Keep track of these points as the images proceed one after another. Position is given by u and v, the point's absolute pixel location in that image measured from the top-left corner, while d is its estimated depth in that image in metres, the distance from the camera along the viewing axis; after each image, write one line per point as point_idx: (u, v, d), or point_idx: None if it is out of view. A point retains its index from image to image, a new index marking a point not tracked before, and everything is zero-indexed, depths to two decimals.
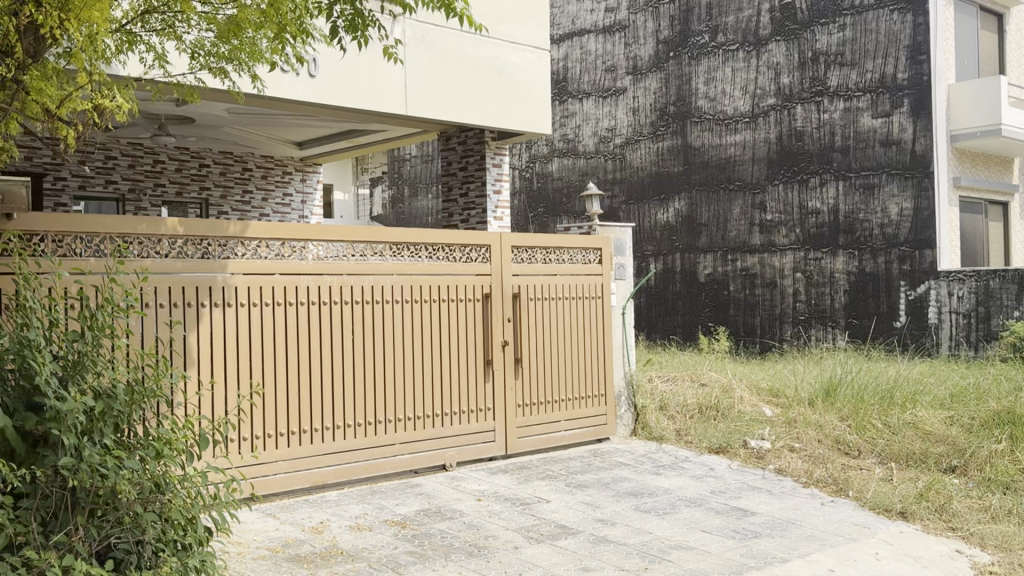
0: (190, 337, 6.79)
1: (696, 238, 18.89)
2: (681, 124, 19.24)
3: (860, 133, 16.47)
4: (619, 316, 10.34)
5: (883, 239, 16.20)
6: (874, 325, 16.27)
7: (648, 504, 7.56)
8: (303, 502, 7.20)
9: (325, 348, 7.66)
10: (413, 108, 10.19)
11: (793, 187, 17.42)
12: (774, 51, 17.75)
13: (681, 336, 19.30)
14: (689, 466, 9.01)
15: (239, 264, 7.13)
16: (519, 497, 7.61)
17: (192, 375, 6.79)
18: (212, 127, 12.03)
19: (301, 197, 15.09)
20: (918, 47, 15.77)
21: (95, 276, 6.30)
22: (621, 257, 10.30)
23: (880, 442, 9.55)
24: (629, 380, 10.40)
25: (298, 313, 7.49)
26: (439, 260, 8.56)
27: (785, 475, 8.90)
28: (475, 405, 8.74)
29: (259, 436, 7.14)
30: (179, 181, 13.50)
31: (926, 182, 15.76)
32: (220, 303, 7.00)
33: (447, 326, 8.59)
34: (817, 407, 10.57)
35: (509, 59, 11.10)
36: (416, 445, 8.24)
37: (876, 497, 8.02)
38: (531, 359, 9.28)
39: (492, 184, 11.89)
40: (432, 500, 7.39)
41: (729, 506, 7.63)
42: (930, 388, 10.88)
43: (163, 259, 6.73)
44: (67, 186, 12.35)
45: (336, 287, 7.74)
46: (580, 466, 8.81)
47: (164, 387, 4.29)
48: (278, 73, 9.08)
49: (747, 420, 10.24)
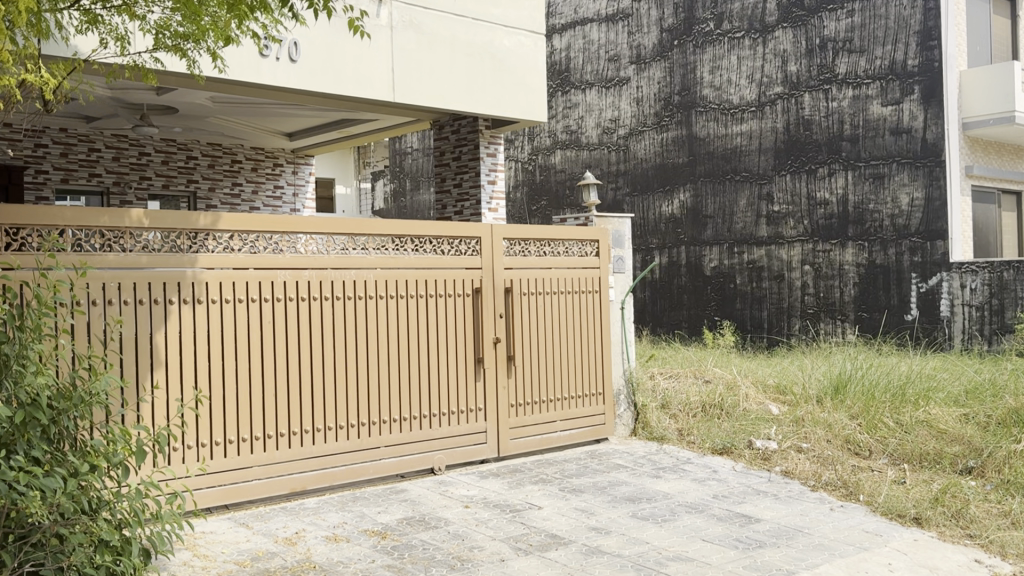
0: (157, 336, 6.42)
1: (701, 230, 18.44)
2: (685, 114, 18.76)
3: (869, 121, 15.97)
4: (617, 311, 9.90)
5: (894, 230, 15.72)
6: (885, 318, 15.80)
7: (646, 510, 7.13)
8: (280, 510, 6.82)
9: (304, 347, 7.27)
10: (400, 95, 9.78)
11: (802, 177, 16.93)
12: (781, 38, 17.25)
13: (686, 330, 18.85)
14: (691, 468, 8.58)
15: (211, 258, 6.73)
16: (509, 503, 7.19)
17: (159, 376, 6.40)
18: (196, 117, 11.61)
19: (292, 189, 14.70)
20: (929, 32, 15.22)
21: (25, 272, 5.83)
22: (619, 249, 9.89)
23: (893, 442, 9.11)
24: (629, 377, 9.99)
25: (274, 310, 7.10)
26: (427, 253, 8.14)
27: (792, 477, 8.46)
28: (466, 405, 8.34)
29: (231, 440, 6.76)
30: (165, 174, 13.10)
31: (938, 171, 15.23)
32: (190, 300, 6.62)
33: (435, 321, 8.18)
34: (825, 405, 10.12)
35: (502, 43, 10.66)
36: (402, 448, 7.83)
37: (889, 501, 7.57)
38: (524, 356, 8.86)
39: (487, 174, 11.44)
40: (417, 507, 6.98)
41: (733, 512, 7.20)
42: (942, 384, 10.44)
43: (127, 253, 6.33)
44: (49, 180, 11.95)
45: (315, 281, 7.35)
46: (576, 469, 8.39)
47: (97, 397, 4.09)
48: (257, 58, 8.67)
49: (753, 419, 9.80)
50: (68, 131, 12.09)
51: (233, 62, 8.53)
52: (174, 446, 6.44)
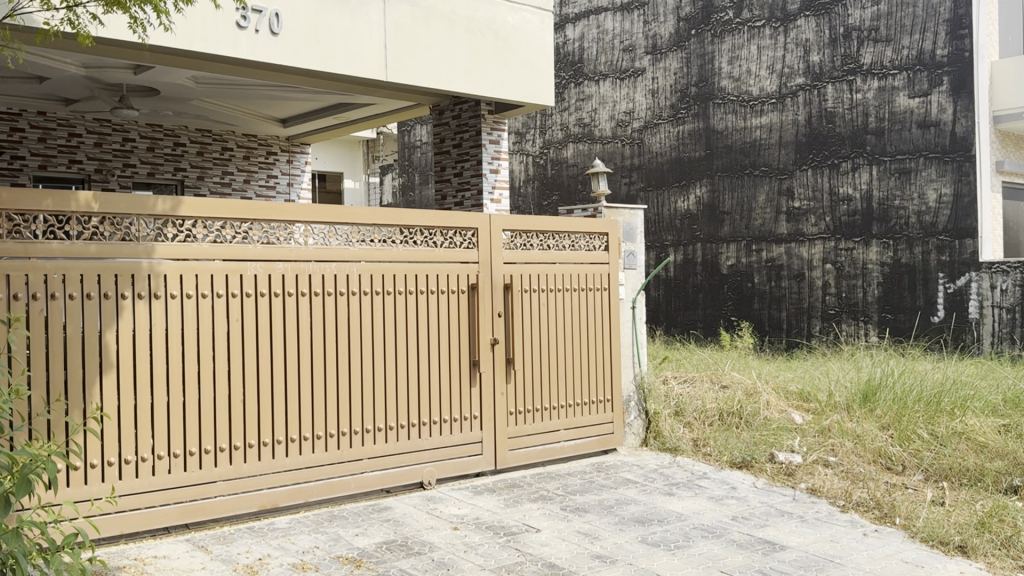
0: (108, 335, 5.75)
1: (718, 227, 17.61)
2: (702, 107, 17.91)
3: (895, 114, 15.08)
4: (628, 311, 9.14)
5: (920, 227, 14.84)
6: (911, 321, 14.93)
7: (656, 535, 6.35)
8: (245, 530, 6.13)
9: (278, 348, 6.57)
10: (394, 74, 9.04)
11: (823, 172, 16.07)
12: (803, 27, 16.41)
13: (701, 330, 18.04)
14: (707, 485, 7.81)
15: (169, 248, 6.03)
16: (504, 524, 6.43)
17: (110, 381, 5.75)
18: (181, 99, 10.91)
19: (287, 178, 14.02)
20: (959, 21, 14.36)
21: None
22: (630, 243, 9.12)
23: (928, 455, 8.27)
24: (640, 383, 9.23)
25: (244, 306, 6.40)
26: (418, 246, 7.42)
27: (819, 496, 7.65)
28: (460, 412, 7.59)
29: (191, 452, 6.09)
30: (151, 161, 12.41)
31: (967, 167, 14.36)
32: (146, 294, 5.93)
33: (425, 320, 7.44)
34: (853, 413, 9.33)
35: (506, 20, 9.94)
36: (387, 460, 7.11)
37: (929, 526, 6.75)
38: (526, 359, 8.12)
39: (489, 161, 10.67)
40: (400, 529, 6.24)
41: (755, 538, 6.40)
42: (979, 391, 9.61)
43: (74, 242, 5.65)
44: (26, 166, 11.29)
45: (290, 274, 6.63)
46: (580, 484, 7.62)
47: None
48: (234, 30, 7.99)
49: (775, 429, 9.04)
50: (46, 115, 11.46)
51: (207, 32, 7.86)
52: (125, 458, 5.79)
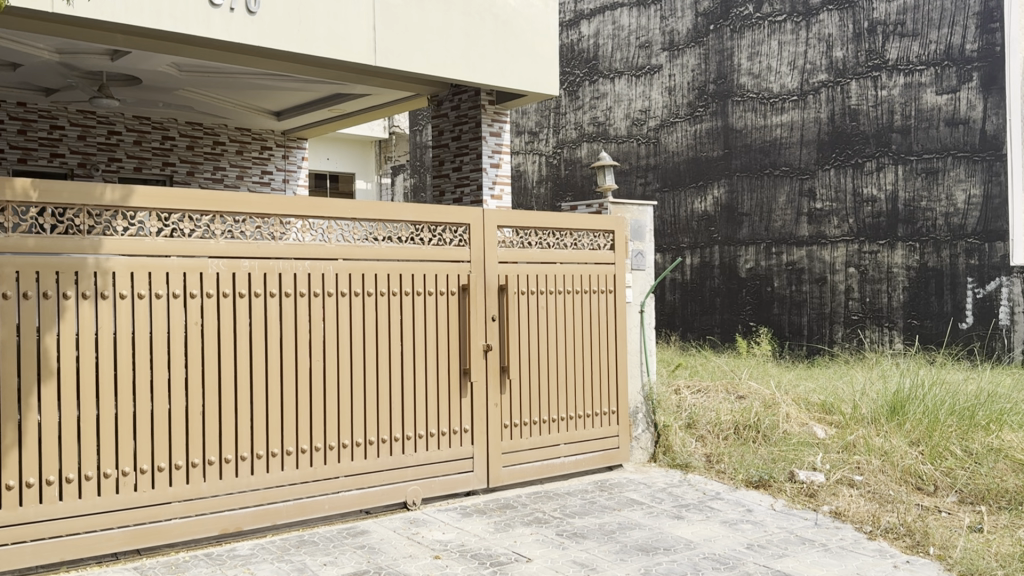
0: (47, 339, 5.16)
1: (736, 229, 16.87)
2: (721, 104, 17.17)
3: (922, 111, 14.30)
4: (635, 314, 8.53)
5: (948, 229, 14.06)
6: (937, 327, 14.17)
7: (661, 566, 5.66)
8: (202, 557, 5.52)
9: (245, 353, 5.94)
10: (383, 58, 8.44)
11: (847, 171, 15.30)
12: (826, 21, 15.67)
13: (718, 337, 17.32)
14: (720, 507, 7.12)
15: (119, 243, 5.43)
16: (491, 552, 5.77)
17: (49, 391, 5.15)
18: (165, 89, 10.36)
19: (283, 174, 13.53)
20: (990, 14, 13.58)
21: None
22: (640, 242, 8.46)
23: (963, 474, 7.53)
24: (648, 394, 8.59)
25: (204, 308, 5.78)
26: (405, 243, 6.80)
27: (844, 520, 6.94)
28: (449, 425, 6.96)
29: (142, 470, 5.49)
30: (138, 155, 11.89)
31: (998, 166, 13.53)
32: (91, 294, 5.32)
33: (412, 323, 6.81)
34: (880, 428, 8.56)
35: (507, 3, 9.31)
36: (366, 478, 6.49)
37: (967, 557, 5.99)
38: (519, 368, 7.44)
39: (489, 154, 10.05)
40: (373, 557, 5.59)
41: (771, 571, 5.70)
42: (1017, 403, 8.86)
43: (8, 235, 5.07)
44: (5, 160, 10.77)
45: (257, 273, 6.00)
46: (580, 505, 6.95)
47: None
48: (205, 8, 7.42)
49: (795, 444, 8.30)
50: (26, 106, 10.96)
51: (176, 11, 7.27)
52: (68, 477, 5.20)
